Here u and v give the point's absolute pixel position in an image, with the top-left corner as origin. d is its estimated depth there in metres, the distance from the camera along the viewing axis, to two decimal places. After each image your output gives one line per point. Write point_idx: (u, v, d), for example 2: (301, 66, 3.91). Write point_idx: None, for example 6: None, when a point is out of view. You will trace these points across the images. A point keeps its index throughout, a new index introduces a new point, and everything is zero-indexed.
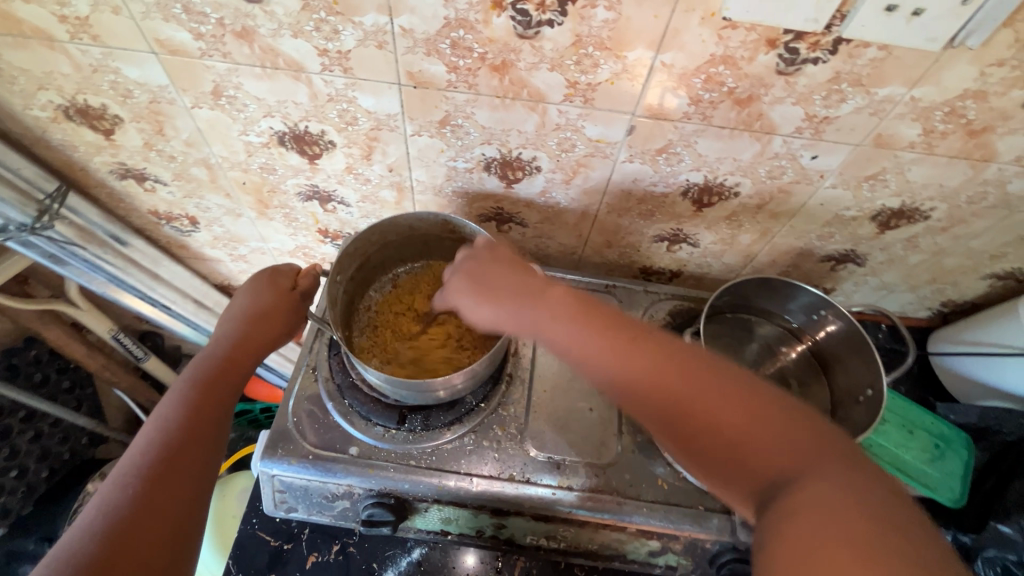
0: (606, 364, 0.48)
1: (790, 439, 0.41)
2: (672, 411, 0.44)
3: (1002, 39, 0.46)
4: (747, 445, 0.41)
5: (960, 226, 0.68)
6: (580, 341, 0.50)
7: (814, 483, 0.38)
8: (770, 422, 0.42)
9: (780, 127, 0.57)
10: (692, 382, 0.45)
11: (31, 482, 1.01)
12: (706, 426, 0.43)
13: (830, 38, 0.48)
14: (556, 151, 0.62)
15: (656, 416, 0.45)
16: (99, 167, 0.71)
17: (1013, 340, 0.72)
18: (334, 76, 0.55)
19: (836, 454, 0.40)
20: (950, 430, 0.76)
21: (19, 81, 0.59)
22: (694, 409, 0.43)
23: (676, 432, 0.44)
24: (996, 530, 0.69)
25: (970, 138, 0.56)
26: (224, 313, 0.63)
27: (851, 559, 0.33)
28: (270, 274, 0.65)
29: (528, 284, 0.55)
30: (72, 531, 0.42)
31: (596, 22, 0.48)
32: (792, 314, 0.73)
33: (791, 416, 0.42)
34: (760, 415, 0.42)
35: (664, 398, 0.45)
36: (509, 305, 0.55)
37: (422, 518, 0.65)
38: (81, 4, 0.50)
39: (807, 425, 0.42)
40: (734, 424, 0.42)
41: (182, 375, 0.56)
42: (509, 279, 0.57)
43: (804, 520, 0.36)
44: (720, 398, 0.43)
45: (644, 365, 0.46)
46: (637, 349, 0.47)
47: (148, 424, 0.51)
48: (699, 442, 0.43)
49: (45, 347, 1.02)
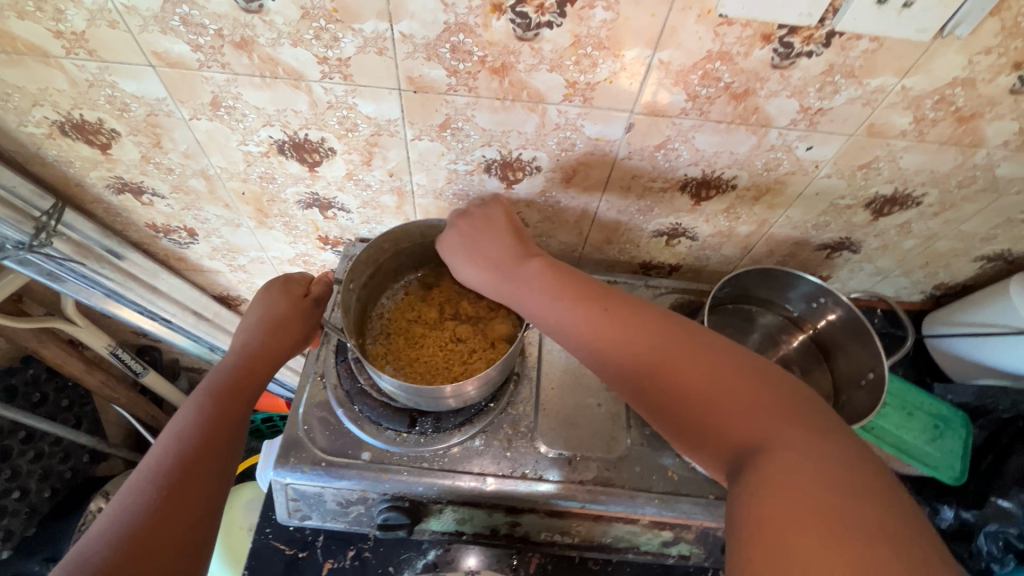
0: (584, 336, 0.49)
1: (763, 410, 0.41)
2: (646, 380, 0.45)
3: (989, 28, 0.48)
4: (718, 414, 0.41)
5: (951, 211, 0.70)
6: (560, 316, 0.51)
7: (783, 454, 0.38)
8: (744, 393, 0.42)
9: (775, 120, 0.58)
10: (666, 352, 0.45)
11: (34, 503, 1.00)
12: (681, 396, 0.43)
13: (824, 31, 0.49)
14: (556, 150, 0.63)
15: (630, 385, 0.46)
16: (95, 182, 0.70)
17: (1006, 320, 0.74)
18: (334, 84, 0.55)
19: (806, 423, 0.39)
20: (949, 410, 0.78)
21: (13, 98, 0.58)
22: (668, 378, 0.44)
23: (650, 401, 0.45)
24: (997, 505, 0.71)
25: (960, 125, 0.57)
26: (241, 321, 0.63)
27: (814, 528, 0.33)
28: (283, 282, 0.65)
29: (511, 257, 0.57)
30: (87, 539, 0.42)
31: (594, 22, 0.49)
32: (792, 303, 0.75)
33: (767, 390, 0.42)
34: (734, 386, 0.42)
35: (638, 367, 0.46)
36: (494, 272, 0.58)
37: (436, 520, 0.65)
38: (77, 19, 0.50)
39: (784, 398, 0.41)
40: (706, 394, 0.42)
41: (200, 382, 0.56)
42: (501, 247, 0.59)
43: (771, 491, 0.36)
44: (695, 368, 0.43)
45: (621, 335, 0.47)
46: (616, 321, 0.48)
47: (164, 432, 0.51)
48: (672, 410, 0.44)
49: (42, 365, 1.01)
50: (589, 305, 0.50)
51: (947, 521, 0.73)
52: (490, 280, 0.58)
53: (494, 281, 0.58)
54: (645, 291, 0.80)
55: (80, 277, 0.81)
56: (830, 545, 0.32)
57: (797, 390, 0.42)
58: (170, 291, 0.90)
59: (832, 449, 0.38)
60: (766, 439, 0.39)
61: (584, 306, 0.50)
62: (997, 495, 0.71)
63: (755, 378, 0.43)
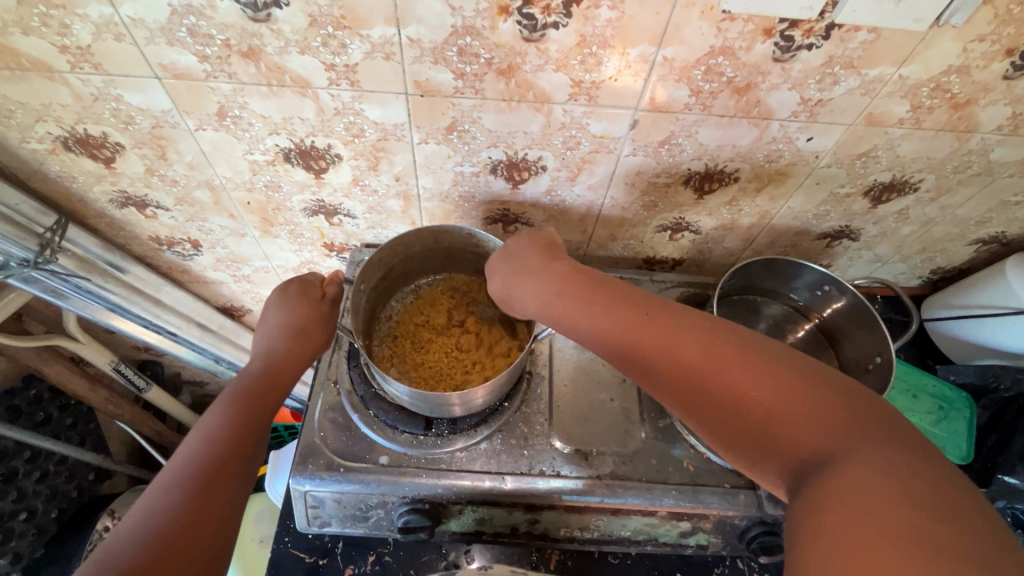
0: (630, 348, 0.49)
1: (824, 418, 0.40)
2: (697, 390, 0.45)
3: (983, 16, 0.49)
4: (778, 424, 0.42)
5: (948, 196, 0.71)
6: (602, 328, 0.51)
7: (851, 463, 0.38)
8: (800, 400, 0.41)
9: (777, 112, 0.59)
10: (717, 361, 0.45)
11: (42, 523, 1.00)
12: (734, 404, 0.43)
13: (823, 24, 0.50)
14: (561, 150, 0.64)
15: (680, 396, 0.46)
16: (98, 197, 0.70)
17: (1004, 300, 0.75)
18: (340, 90, 0.56)
19: (868, 431, 0.39)
20: (951, 391, 0.80)
21: (16, 115, 0.58)
22: (721, 388, 0.44)
23: (702, 412, 0.45)
24: (1002, 482, 0.74)
25: (955, 111, 0.58)
26: (261, 325, 0.63)
27: (892, 539, 0.33)
28: (300, 284, 0.65)
29: (548, 268, 0.57)
30: (116, 535, 0.42)
31: (599, 21, 0.50)
32: (797, 293, 0.76)
33: (827, 396, 0.41)
34: (791, 394, 0.42)
35: (689, 377, 0.46)
36: (523, 284, 0.59)
37: (456, 521, 0.65)
38: (83, 33, 0.49)
39: (845, 403, 0.41)
40: (763, 404, 0.42)
41: (226, 387, 0.56)
42: (533, 259, 0.60)
43: (839, 500, 0.36)
44: (749, 377, 0.43)
45: (668, 346, 0.47)
46: (661, 331, 0.48)
47: (192, 434, 0.51)
48: (726, 421, 0.44)
49: (44, 385, 0.99)
50: (631, 314, 0.50)
51: None
52: (521, 292, 0.59)
53: (525, 292, 0.58)
54: (650, 286, 0.81)
55: (84, 293, 0.81)
56: (905, 555, 0.32)
57: (856, 394, 0.42)
58: (174, 304, 0.90)
59: (901, 456, 0.37)
60: (831, 448, 0.39)
61: (626, 317, 0.50)
62: (1003, 473, 0.74)
63: (810, 383, 0.42)
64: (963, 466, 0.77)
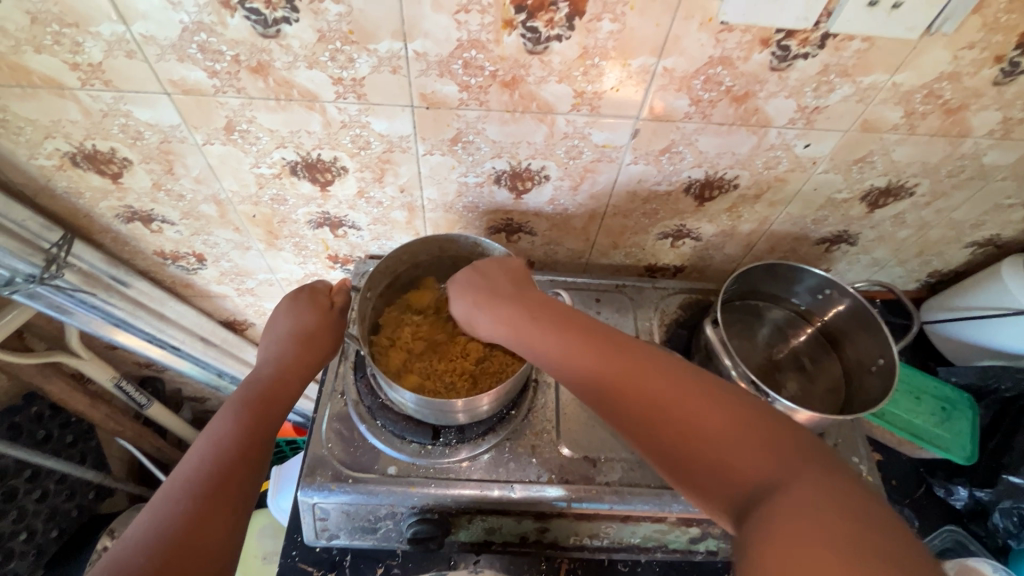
0: (588, 372, 0.49)
1: (771, 446, 0.40)
2: (648, 414, 0.44)
3: (972, 25, 0.51)
4: (725, 452, 0.41)
5: (942, 200, 0.72)
6: (564, 350, 0.51)
7: (795, 490, 0.37)
8: (746, 426, 0.41)
9: (774, 119, 0.60)
10: (672, 387, 0.45)
11: (41, 544, 0.98)
12: (685, 428, 0.43)
13: (819, 33, 0.51)
14: (564, 159, 0.65)
15: (630, 422, 0.45)
16: (104, 213, 0.70)
17: (1008, 301, 0.75)
18: (347, 104, 0.57)
19: (807, 460, 0.39)
20: (953, 393, 0.80)
21: (25, 132, 0.59)
22: (673, 414, 0.43)
23: (653, 438, 0.44)
24: (1008, 482, 0.73)
25: (948, 117, 0.60)
26: (269, 331, 0.63)
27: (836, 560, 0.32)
28: (309, 291, 0.65)
29: (515, 294, 0.58)
30: (123, 541, 0.42)
31: (602, 33, 0.51)
32: (799, 297, 0.77)
33: (774, 426, 0.41)
34: (740, 423, 0.42)
35: (642, 403, 0.45)
36: (489, 306, 0.58)
37: (465, 531, 0.65)
38: (94, 50, 0.50)
39: (788, 436, 0.41)
40: (713, 422, 0.42)
41: (233, 392, 0.56)
42: (504, 285, 0.60)
43: (781, 529, 0.35)
44: (699, 403, 0.43)
45: (623, 370, 0.47)
46: (619, 358, 0.48)
47: (199, 440, 0.51)
48: (674, 448, 0.43)
49: (46, 402, 0.99)
50: (592, 339, 0.50)
51: (962, 500, 0.77)
52: (487, 314, 0.58)
53: (489, 313, 0.58)
54: (653, 293, 0.82)
55: (88, 309, 0.81)
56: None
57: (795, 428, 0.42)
58: (177, 318, 0.90)
59: (842, 488, 0.37)
60: (776, 475, 0.38)
61: (589, 341, 0.50)
62: (1007, 473, 0.74)
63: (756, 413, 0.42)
64: (968, 467, 0.78)
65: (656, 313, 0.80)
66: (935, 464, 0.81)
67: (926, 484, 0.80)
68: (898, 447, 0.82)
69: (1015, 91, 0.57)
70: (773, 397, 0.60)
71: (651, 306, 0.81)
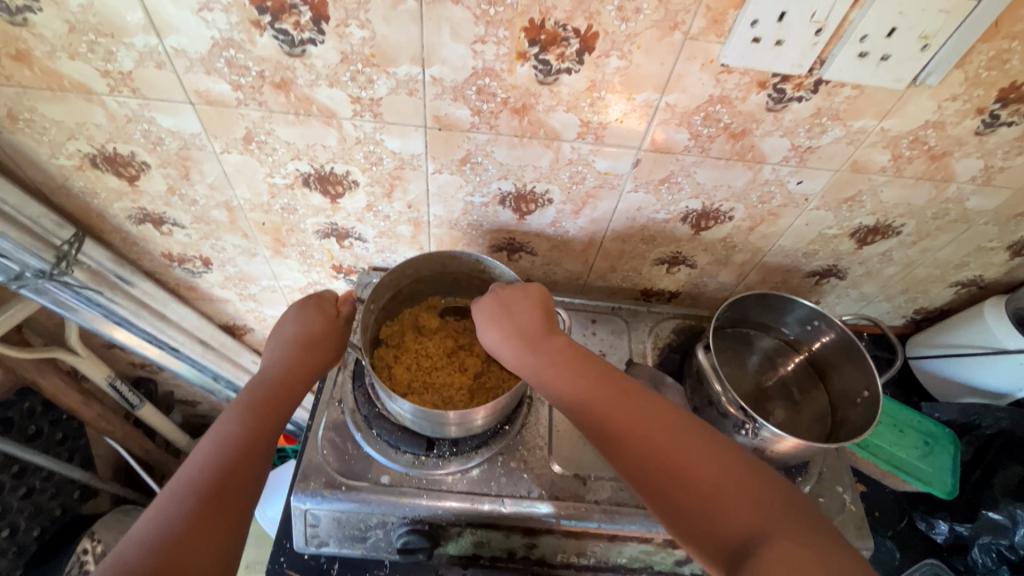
0: (603, 424, 0.51)
1: (761, 505, 0.44)
2: (651, 463, 0.48)
3: (955, 78, 0.54)
4: (718, 507, 0.45)
5: (928, 240, 0.75)
6: (583, 401, 0.53)
7: (779, 547, 0.41)
8: (739, 484, 0.45)
9: (769, 156, 0.63)
10: (676, 444, 0.48)
11: (22, 542, 0.97)
12: (684, 480, 0.46)
13: (812, 79, 0.55)
14: (567, 184, 0.67)
15: (638, 476, 0.49)
16: (117, 213, 0.72)
17: (992, 340, 0.79)
18: (363, 121, 0.59)
19: (793, 517, 0.43)
20: (936, 427, 0.82)
21: (49, 132, 0.60)
22: (677, 469, 0.47)
23: (661, 492, 0.47)
24: (987, 518, 0.76)
25: (933, 162, 0.63)
26: (275, 335, 0.63)
27: None
28: (317, 299, 0.65)
29: (536, 329, 0.59)
30: (129, 539, 0.43)
31: (609, 69, 0.54)
32: (788, 327, 0.79)
33: (770, 487, 0.45)
34: (735, 481, 0.46)
35: (650, 458, 0.48)
36: (517, 345, 0.58)
37: (454, 544, 0.66)
38: (126, 60, 0.53)
39: (774, 492, 0.45)
40: (711, 478, 0.46)
41: (240, 395, 0.56)
42: (531, 320, 0.59)
43: None
44: (701, 461, 0.47)
45: (636, 425, 0.50)
46: (632, 411, 0.51)
47: (205, 440, 0.51)
48: (676, 502, 0.46)
49: (39, 398, 0.99)
50: (609, 391, 0.53)
51: (942, 534, 0.79)
52: (515, 349, 0.58)
53: (517, 351, 0.58)
54: (648, 317, 0.85)
55: (91, 306, 0.82)
56: None
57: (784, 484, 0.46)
58: (178, 320, 0.91)
59: (821, 547, 0.41)
60: (765, 529, 0.43)
61: (606, 393, 0.53)
62: (986, 508, 0.76)
63: (748, 471, 0.47)
64: (949, 501, 0.79)
65: (649, 336, 0.82)
66: (917, 498, 0.82)
67: (908, 516, 0.82)
68: (882, 480, 0.83)
69: (996, 141, 0.61)
70: (761, 422, 0.62)
71: (646, 329, 0.83)
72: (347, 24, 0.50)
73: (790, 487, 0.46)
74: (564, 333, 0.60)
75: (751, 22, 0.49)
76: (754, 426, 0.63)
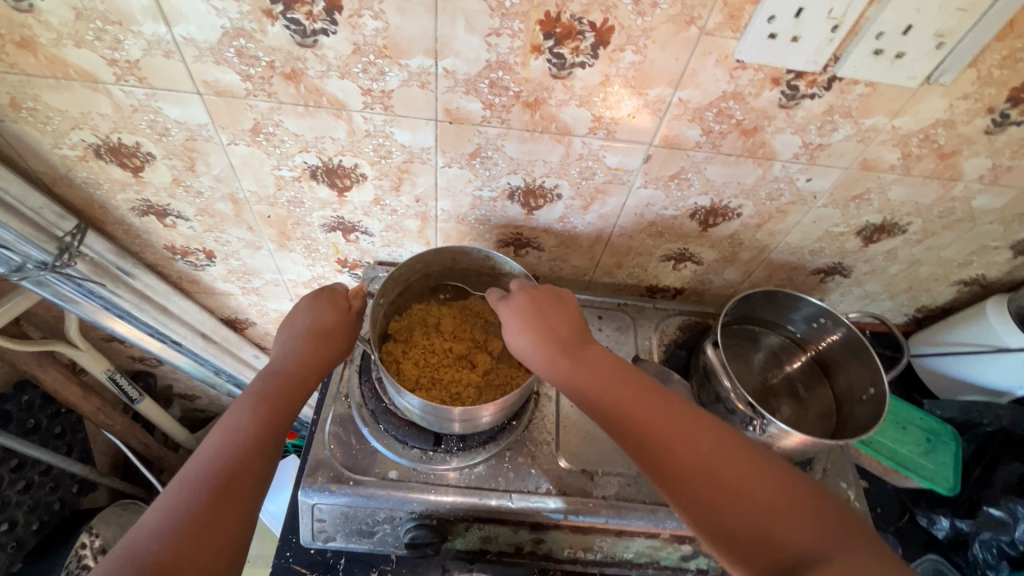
0: (639, 432, 0.51)
1: (804, 512, 0.45)
2: (687, 473, 0.48)
3: (967, 77, 0.54)
4: (763, 519, 0.45)
5: (933, 238, 0.76)
6: (615, 408, 0.53)
7: (827, 559, 0.42)
8: (774, 491, 0.46)
9: (779, 153, 0.63)
10: (713, 452, 0.49)
11: (21, 537, 0.96)
12: (721, 489, 0.47)
13: (826, 76, 0.54)
14: (577, 179, 0.67)
15: (675, 485, 0.49)
16: (120, 205, 0.71)
17: (993, 338, 0.79)
18: (373, 114, 0.58)
19: (835, 526, 0.44)
20: (939, 425, 0.83)
21: (52, 121, 0.59)
22: (714, 478, 0.47)
23: (696, 498, 0.48)
24: (988, 513, 0.76)
25: (942, 160, 0.63)
26: (287, 325, 0.62)
27: None
28: (329, 292, 0.65)
29: (570, 337, 0.59)
30: (139, 527, 0.43)
31: (623, 63, 0.54)
32: (794, 324, 0.79)
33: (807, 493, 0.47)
34: (777, 491, 0.46)
35: (694, 469, 0.48)
36: (551, 354, 0.57)
37: (461, 539, 0.66)
38: (133, 48, 0.52)
39: (818, 499, 0.46)
40: (747, 487, 0.47)
41: (251, 385, 0.56)
42: (565, 331, 0.59)
43: None
44: (745, 471, 0.47)
45: (676, 435, 0.50)
46: (664, 419, 0.51)
47: (216, 428, 0.51)
48: (713, 510, 0.47)
49: (37, 392, 0.98)
50: (643, 400, 0.53)
51: (944, 530, 0.80)
52: (548, 355, 0.57)
53: (552, 357, 0.57)
54: (654, 313, 0.85)
55: (93, 299, 0.81)
56: None
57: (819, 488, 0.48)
58: (180, 313, 0.90)
59: (864, 550, 0.43)
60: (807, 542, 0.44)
61: (640, 402, 0.53)
62: (987, 505, 0.77)
63: (785, 478, 0.47)
64: (949, 497, 0.80)
65: (655, 332, 0.83)
66: (918, 494, 0.83)
67: (909, 512, 0.83)
68: (883, 476, 0.84)
69: (1005, 140, 0.61)
70: (768, 418, 0.62)
71: (651, 325, 0.84)
72: (361, 14, 0.49)
73: (823, 489, 0.48)
74: (596, 342, 0.59)
75: (768, 18, 0.49)
76: (762, 422, 0.64)
